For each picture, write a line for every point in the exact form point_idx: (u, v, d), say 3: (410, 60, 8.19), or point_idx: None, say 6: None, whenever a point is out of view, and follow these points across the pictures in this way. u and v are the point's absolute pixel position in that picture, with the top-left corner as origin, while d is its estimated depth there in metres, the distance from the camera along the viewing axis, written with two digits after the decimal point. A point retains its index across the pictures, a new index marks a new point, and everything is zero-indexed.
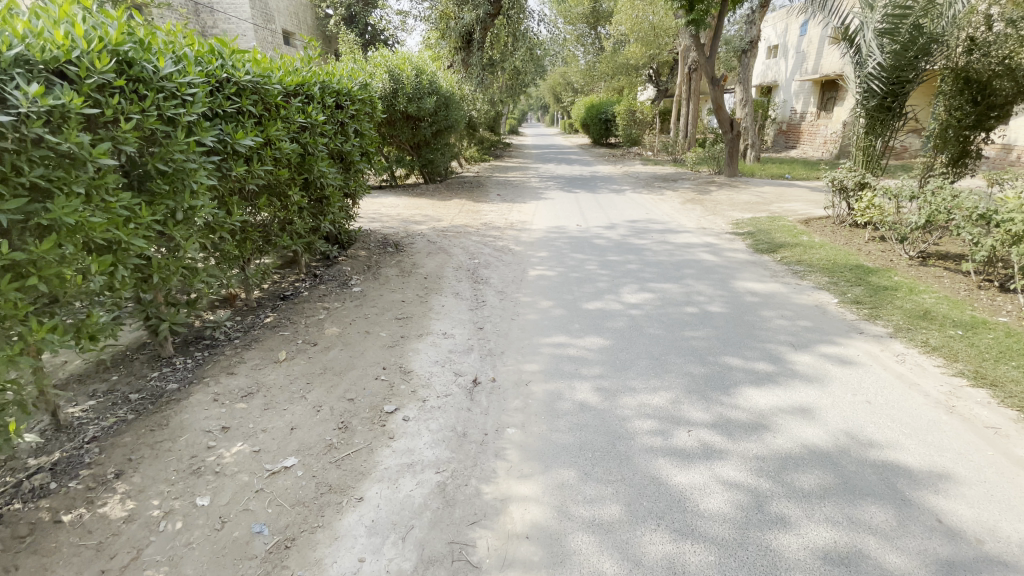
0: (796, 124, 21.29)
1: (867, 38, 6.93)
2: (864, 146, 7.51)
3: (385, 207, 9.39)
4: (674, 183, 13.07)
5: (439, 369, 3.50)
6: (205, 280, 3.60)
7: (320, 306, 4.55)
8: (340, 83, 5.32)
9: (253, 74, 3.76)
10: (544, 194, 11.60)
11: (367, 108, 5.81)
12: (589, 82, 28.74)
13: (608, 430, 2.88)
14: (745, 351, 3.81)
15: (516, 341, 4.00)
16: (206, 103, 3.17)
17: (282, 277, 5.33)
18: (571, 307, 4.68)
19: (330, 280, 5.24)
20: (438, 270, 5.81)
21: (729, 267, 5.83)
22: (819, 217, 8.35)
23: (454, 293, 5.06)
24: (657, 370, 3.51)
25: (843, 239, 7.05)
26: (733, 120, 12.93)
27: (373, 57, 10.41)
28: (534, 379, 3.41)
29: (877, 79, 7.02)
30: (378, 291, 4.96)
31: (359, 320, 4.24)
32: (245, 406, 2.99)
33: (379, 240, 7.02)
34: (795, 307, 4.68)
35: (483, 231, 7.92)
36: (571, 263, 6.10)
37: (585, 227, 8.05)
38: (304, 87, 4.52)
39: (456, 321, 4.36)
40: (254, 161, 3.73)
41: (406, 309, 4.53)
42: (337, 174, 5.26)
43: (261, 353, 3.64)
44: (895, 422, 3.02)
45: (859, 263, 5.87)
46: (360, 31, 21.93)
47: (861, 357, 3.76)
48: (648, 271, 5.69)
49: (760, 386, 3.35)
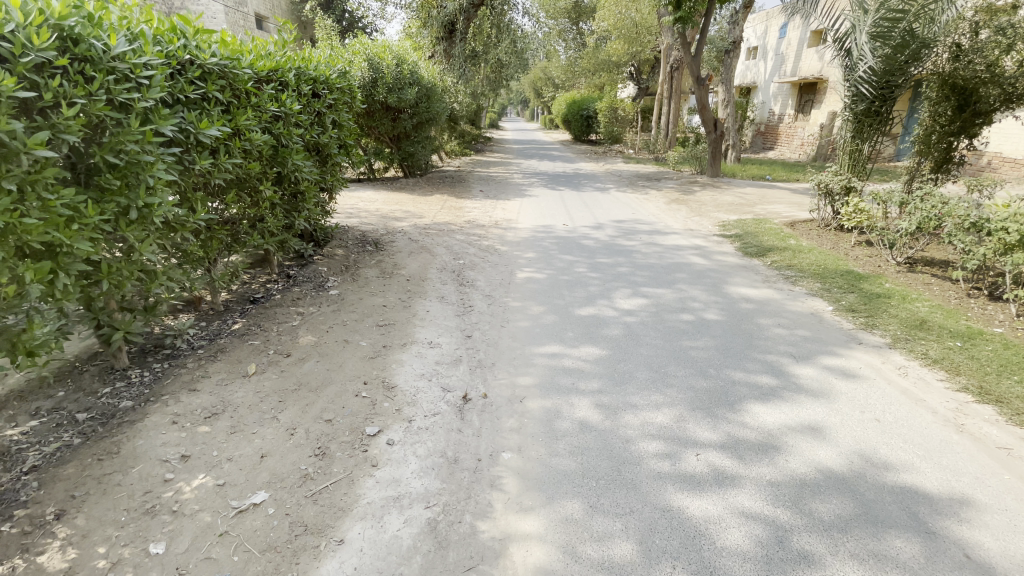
0: (775, 125, 21.53)
1: (859, 42, 6.94)
2: (852, 151, 7.53)
3: (363, 202, 9.01)
4: (657, 182, 12.98)
5: (426, 384, 3.23)
6: (164, 284, 3.24)
7: (294, 311, 4.22)
8: (317, 70, 4.96)
9: (220, 57, 3.40)
10: (527, 191, 11.37)
11: (346, 97, 5.46)
12: (570, 78, 28.56)
13: (611, 454, 2.66)
14: (746, 363, 3.65)
15: (507, 351, 3.75)
16: (166, 88, 2.82)
17: (253, 278, 4.96)
18: (564, 314, 4.46)
19: (305, 282, 4.90)
20: (421, 271, 5.52)
21: (721, 271, 5.71)
22: (804, 220, 8.33)
23: (439, 297, 4.79)
24: (657, 384, 3.32)
25: (830, 243, 7.02)
26: (717, 120, 12.91)
27: (352, 44, 9.98)
28: (529, 395, 3.17)
29: (866, 83, 7.08)
30: (357, 294, 4.64)
31: (337, 327, 3.94)
32: (209, 431, 2.68)
33: (358, 237, 6.68)
34: (792, 315, 4.56)
35: (466, 229, 7.64)
36: (560, 265, 5.88)
37: (572, 227, 7.85)
38: (276, 73, 4.15)
39: (443, 328, 4.09)
40: (222, 153, 3.37)
41: (387, 315, 4.24)
42: (312, 168, 4.91)
43: (228, 366, 3.31)
44: (907, 442, 2.89)
45: (849, 269, 5.81)
46: (337, 17, 21.25)
47: (863, 371, 3.64)
48: (639, 275, 5.52)
49: (765, 401, 3.18)
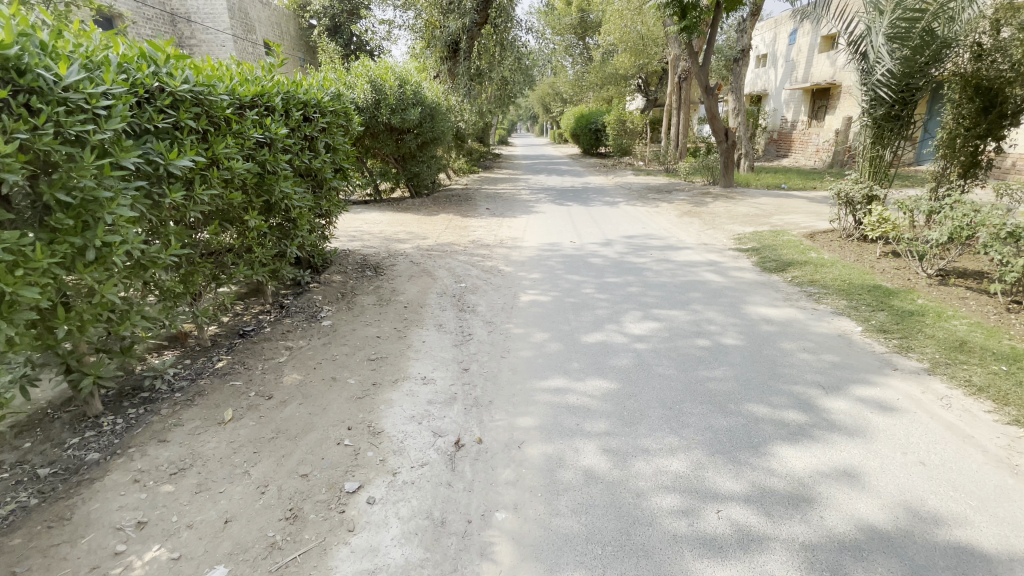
0: (788, 132, 21.13)
1: (875, 44, 6.53)
2: (871, 158, 7.16)
3: (367, 225, 8.86)
4: (668, 194, 12.68)
5: (416, 428, 2.95)
6: (139, 324, 3.06)
7: (282, 345, 4.01)
8: (308, 93, 4.79)
9: (194, 83, 3.25)
10: (535, 208, 11.15)
11: (341, 120, 5.29)
12: (578, 91, 28.53)
13: (619, 512, 2.34)
14: (770, 396, 3.31)
15: (507, 387, 3.46)
16: (127, 118, 2.67)
17: (245, 309, 4.78)
18: (569, 342, 4.16)
19: (298, 312, 4.68)
20: (420, 296, 5.29)
21: (738, 290, 5.36)
22: (825, 230, 7.95)
23: (437, 325, 4.53)
24: (671, 424, 3.00)
25: (853, 255, 6.64)
26: (728, 130, 12.60)
27: (355, 67, 9.96)
28: (528, 440, 2.87)
29: (885, 87, 6.62)
30: (350, 325, 4.41)
31: (325, 362, 3.70)
32: (172, 491, 2.44)
33: (358, 261, 6.50)
34: (817, 338, 4.20)
35: (470, 249, 7.40)
36: (566, 286, 5.59)
37: (581, 244, 7.57)
38: (260, 98, 4.01)
39: (438, 361, 3.82)
40: (197, 184, 3.20)
41: (380, 347, 3.99)
42: (305, 194, 4.73)
43: (204, 412, 3.08)
44: (958, 490, 2.51)
45: (876, 284, 5.42)
46: (345, 42, 21.55)
47: (902, 403, 3.26)
48: (650, 295, 5.21)
49: (793, 443, 2.85)
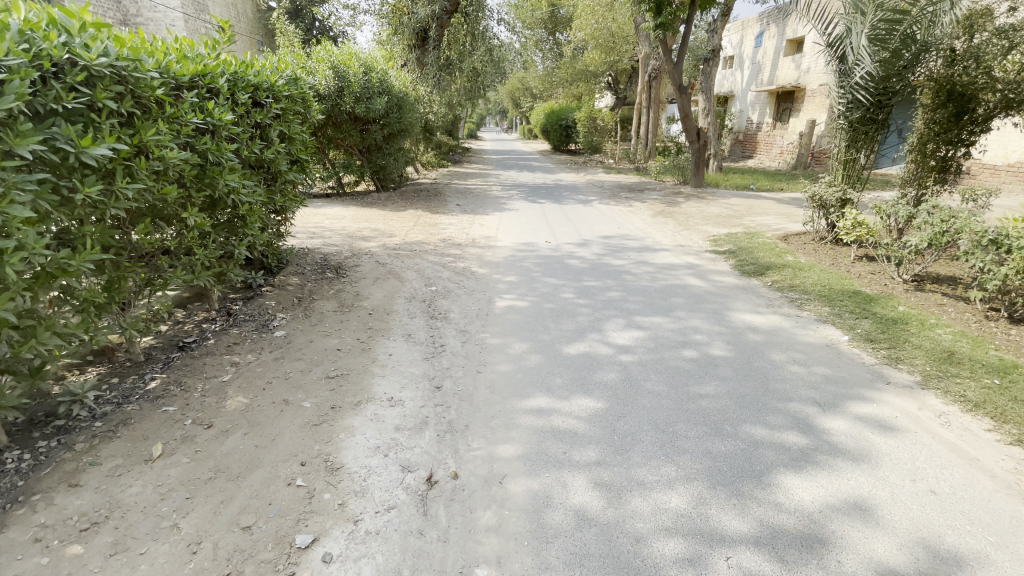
0: (753, 133, 21.49)
1: (854, 45, 6.47)
2: (844, 161, 7.15)
3: (329, 220, 8.33)
4: (640, 193, 12.56)
5: (380, 463, 2.59)
6: (52, 342, 2.56)
7: (227, 360, 3.54)
8: (259, 75, 4.26)
9: (117, 56, 2.73)
10: (507, 205, 10.80)
11: (298, 106, 4.77)
12: (548, 86, 28.27)
13: (617, 563, 2.04)
14: (766, 415, 3.08)
15: (484, 408, 3.12)
16: (25, 96, 2.18)
17: (186, 318, 4.26)
18: (550, 353, 3.85)
19: (247, 320, 4.19)
20: (387, 301, 4.87)
21: (720, 295, 5.18)
22: (798, 232, 7.93)
23: (405, 334, 4.13)
24: (665, 451, 2.73)
25: (829, 258, 6.59)
26: (700, 129, 12.57)
27: (316, 52, 9.38)
28: (510, 473, 2.55)
29: (863, 89, 6.58)
30: (306, 335, 3.96)
31: (276, 382, 3.27)
32: (80, 553, 2.00)
33: (318, 261, 6.01)
34: (806, 348, 4.02)
35: (441, 248, 7.00)
36: (544, 290, 5.29)
37: (556, 245, 7.28)
38: (201, 79, 3.49)
39: (406, 377, 3.44)
40: (120, 176, 2.70)
41: (339, 362, 3.57)
42: (255, 188, 4.23)
43: (128, 446, 2.62)
44: (974, 523, 2.33)
45: (856, 289, 5.35)
46: (306, 26, 20.61)
47: (900, 422, 3.10)
48: (632, 301, 4.96)
49: (797, 471, 2.62)
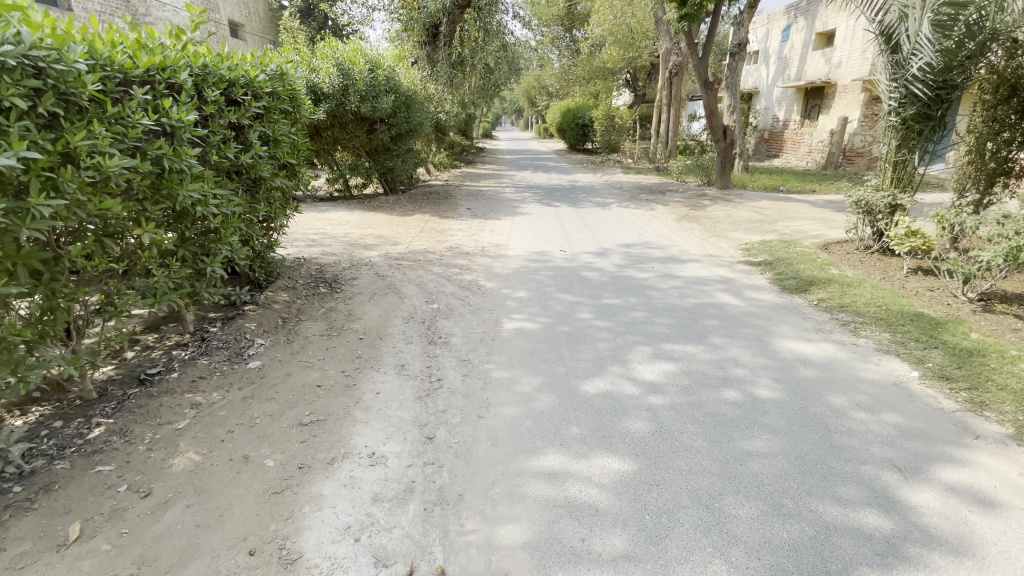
0: (779, 132, 20.56)
1: (911, 32, 5.73)
2: (894, 163, 6.35)
3: (331, 226, 7.89)
4: (662, 195, 11.89)
5: (349, 552, 2.06)
6: None
7: (187, 401, 3.04)
8: (235, 69, 3.76)
9: (32, 43, 2.26)
10: (521, 208, 10.24)
11: (283, 104, 4.26)
12: (564, 84, 27.66)
13: None
14: (834, 486, 2.47)
15: (483, 469, 2.55)
16: None
17: (155, 344, 3.80)
18: (564, 392, 3.27)
19: (219, 348, 3.68)
20: (382, 322, 4.34)
21: (759, 316, 4.55)
22: (839, 240, 7.21)
23: (398, 365, 3.60)
24: (712, 539, 2.14)
25: (877, 271, 5.88)
26: (726, 128, 11.80)
27: (321, 48, 9.00)
28: (512, 571, 1.99)
29: (920, 82, 5.84)
30: (283, 367, 3.44)
31: (238, 432, 2.76)
32: None
33: (312, 273, 5.53)
34: (871, 389, 3.37)
35: (447, 258, 6.47)
36: (558, 309, 4.71)
37: (572, 254, 6.70)
38: (157, 72, 3.01)
39: (394, 425, 2.89)
40: (35, 191, 2.23)
41: (316, 404, 3.04)
42: (231, 197, 3.74)
43: (44, 525, 2.14)
44: None
45: (916, 311, 4.65)
46: (319, 25, 20.53)
47: (1004, 495, 2.46)
48: (659, 323, 4.36)
49: (886, 572, 2.01)
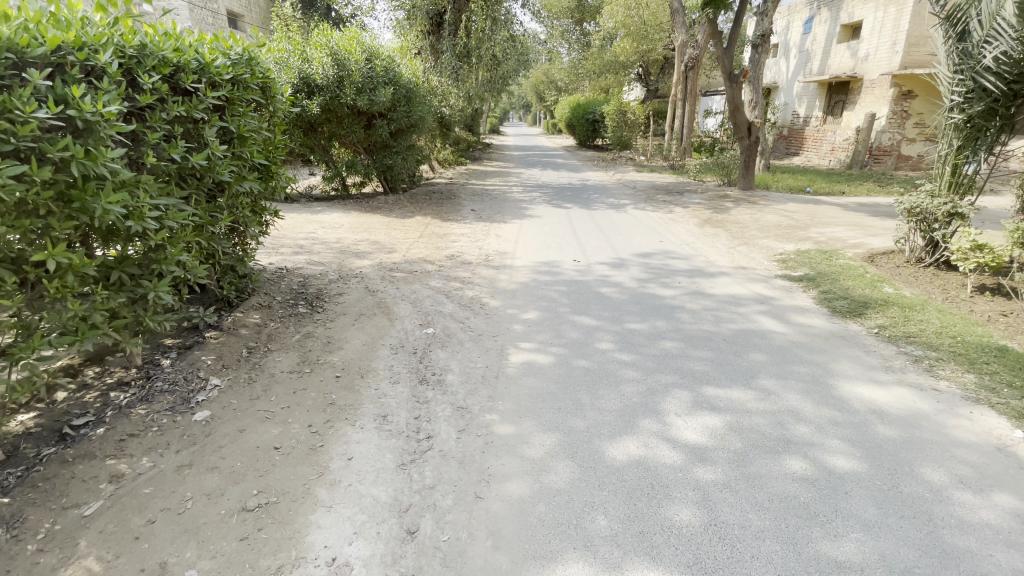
0: (799, 129, 19.66)
1: (987, 16, 5.00)
2: (953, 166, 5.59)
3: (322, 230, 7.23)
4: (680, 196, 11.13)
5: None
6: None
7: (107, 472, 2.39)
8: (184, 51, 3.10)
9: None
10: (529, 210, 9.54)
11: (249, 93, 3.58)
12: (574, 78, 26.79)
13: None
14: None
15: None
16: None
17: (93, 381, 3.14)
18: (585, 459, 2.58)
19: (164, 392, 3.01)
20: (366, 353, 3.67)
21: (812, 348, 3.84)
22: (885, 251, 6.46)
23: (378, 415, 2.92)
24: None
25: (937, 290, 5.15)
26: (750, 124, 10.98)
27: (314, 36, 8.33)
28: None
29: (992, 74, 5.09)
30: (237, 420, 2.79)
31: (161, 524, 2.10)
32: None
33: (295, 287, 4.88)
34: (972, 459, 2.65)
35: (447, 268, 5.79)
36: (574, 336, 4.03)
37: (586, 265, 6.00)
38: (69, 51, 2.39)
39: (364, 511, 2.22)
40: None
41: (269, 477, 2.38)
42: (182, 207, 3.08)
43: None
44: None
45: (997, 344, 3.91)
46: (321, 18, 19.81)
47: None
48: (695, 358, 3.66)
49: None
